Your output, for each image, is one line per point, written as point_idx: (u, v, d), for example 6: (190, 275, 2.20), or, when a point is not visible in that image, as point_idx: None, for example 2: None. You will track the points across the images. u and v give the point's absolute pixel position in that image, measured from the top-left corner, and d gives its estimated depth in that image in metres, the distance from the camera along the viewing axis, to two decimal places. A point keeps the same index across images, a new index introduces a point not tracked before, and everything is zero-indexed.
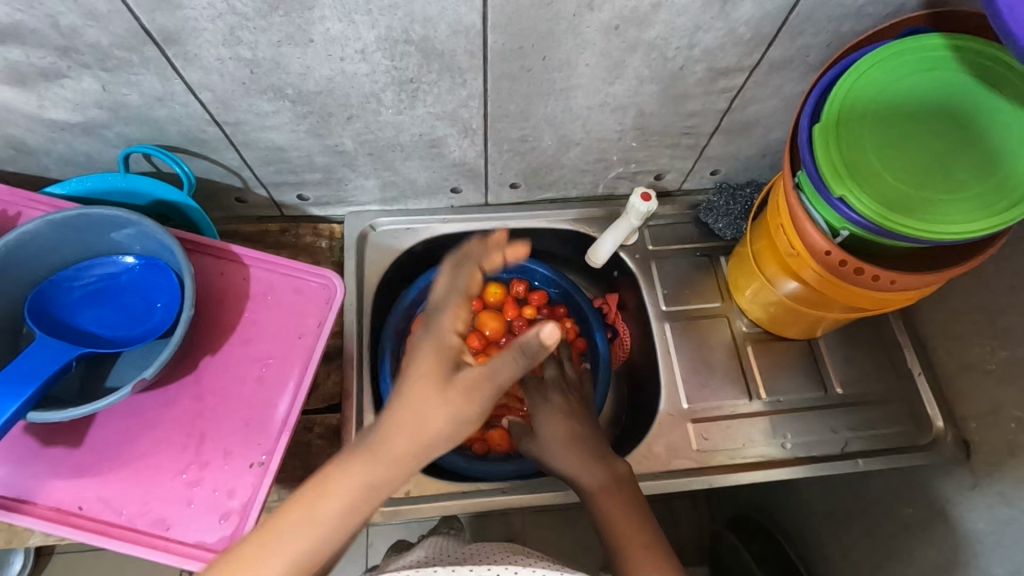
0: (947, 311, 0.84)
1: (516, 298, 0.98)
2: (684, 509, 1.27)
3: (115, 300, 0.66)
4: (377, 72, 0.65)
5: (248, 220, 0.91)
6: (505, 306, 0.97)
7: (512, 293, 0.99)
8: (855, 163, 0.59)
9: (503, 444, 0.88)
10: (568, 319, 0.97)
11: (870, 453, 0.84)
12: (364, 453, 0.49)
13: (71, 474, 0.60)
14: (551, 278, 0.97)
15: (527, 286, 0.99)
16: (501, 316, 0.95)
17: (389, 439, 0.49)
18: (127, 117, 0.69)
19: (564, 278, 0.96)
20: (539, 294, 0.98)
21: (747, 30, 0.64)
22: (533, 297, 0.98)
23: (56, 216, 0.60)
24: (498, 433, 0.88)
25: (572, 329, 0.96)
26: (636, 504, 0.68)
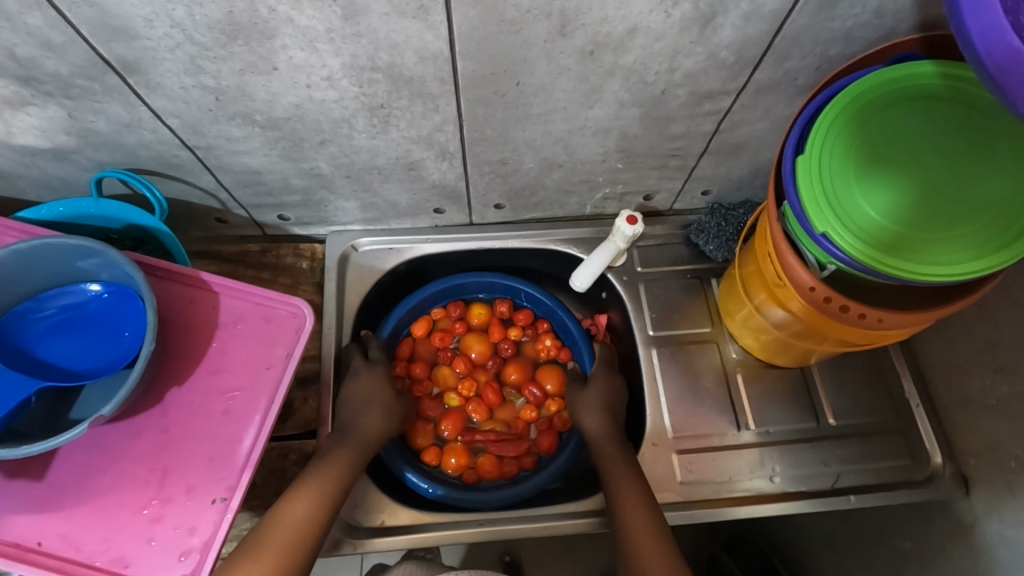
0: (946, 341, 0.80)
1: (500, 318, 0.96)
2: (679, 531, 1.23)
3: (80, 330, 0.65)
4: (346, 98, 0.63)
5: (230, 239, 0.90)
6: (490, 329, 0.95)
7: (497, 314, 0.96)
8: (847, 205, 0.56)
9: (492, 471, 0.87)
10: (550, 336, 0.95)
11: (863, 489, 0.81)
12: (345, 445, 0.72)
13: (33, 508, 0.60)
14: (537, 298, 0.94)
15: (510, 306, 0.95)
16: (487, 340, 0.95)
17: (359, 437, 0.74)
18: (96, 143, 0.68)
19: (549, 298, 0.93)
20: (523, 314, 0.95)
21: (729, 54, 0.62)
22: (518, 317, 0.95)
23: (21, 247, 0.59)
24: (487, 459, 0.87)
25: (553, 346, 0.94)
26: (648, 495, 0.72)
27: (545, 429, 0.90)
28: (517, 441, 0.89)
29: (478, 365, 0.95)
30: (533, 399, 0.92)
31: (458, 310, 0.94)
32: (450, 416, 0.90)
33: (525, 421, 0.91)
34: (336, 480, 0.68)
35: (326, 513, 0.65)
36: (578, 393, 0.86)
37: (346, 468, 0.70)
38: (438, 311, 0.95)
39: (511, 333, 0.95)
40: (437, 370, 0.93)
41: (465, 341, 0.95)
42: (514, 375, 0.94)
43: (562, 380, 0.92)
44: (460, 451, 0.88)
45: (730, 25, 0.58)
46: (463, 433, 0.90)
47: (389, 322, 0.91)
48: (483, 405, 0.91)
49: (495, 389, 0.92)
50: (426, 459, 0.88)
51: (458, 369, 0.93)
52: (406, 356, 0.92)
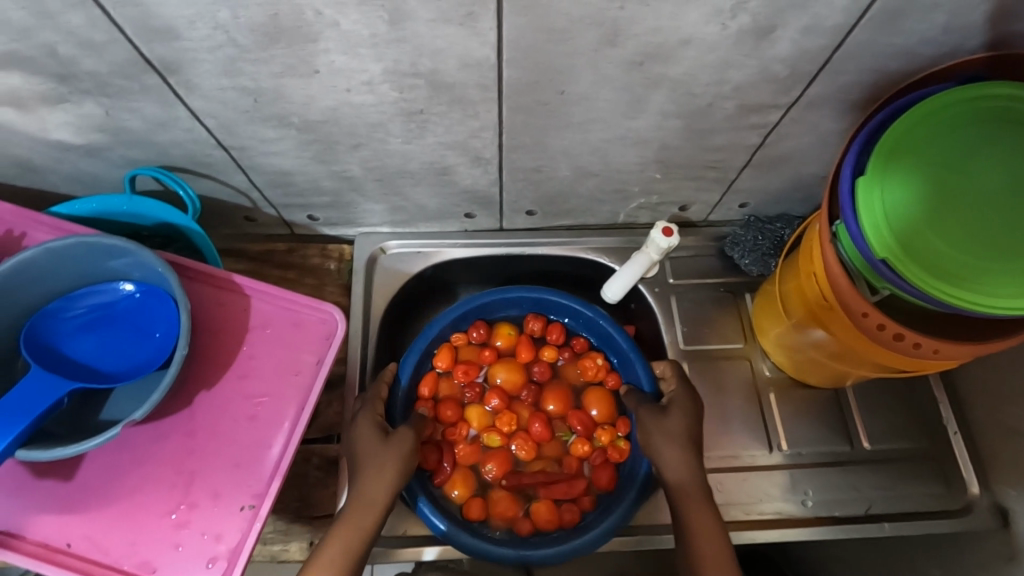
0: (989, 368, 0.77)
1: (530, 337, 0.89)
2: None
3: (111, 331, 0.64)
4: (384, 103, 0.62)
5: (257, 238, 0.89)
6: (520, 350, 0.87)
7: (527, 332, 0.89)
8: (894, 202, 0.53)
9: (551, 518, 0.78)
10: (596, 354, 0.87)
11: (897, 516, 0.78)
12: (352, 508, 0.66)
13: (60, 510, 0.59)
14: (579, 314, 0.86)
15: (543, 322, 0.89)
16: (518, 366, 0.87)
17: (363, 496, 0.67)
18: (130, 140, 0.67)
19: (588, 307, 0.85)
20: (556, 329, 0.88)
21: (783, 68, 0.59)
22: (551, 334, 0.88)
23: (55, 244, 0.60)
24: (543, 505, 0.79)
25: (601, 364, 0.86)
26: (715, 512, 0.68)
27: (601, 463, 0.82)
28: (571, 480, 0.81)
29: (511, 397, 0.87)
30: (584, 429, 0.83)
31: (480, 332, 0.86)
32: (495, 456, 0.81)
33: (577, 457, 0.83)
34: (343, 549, 0.64)
35: None
36: (655, 420, 0.74)
37: (351, 537, 0.64)
38: (458, 337, 0.87)
39: (545, 353, 0.88)
40: (467, 409, 0.84)
41: (493, 369, 0.87)
42: (554, 405, 0.85)
43: (610, 405, 0.84)
44: (509, 498, 0.80)
45: (787, 38, 0.55)
46: (508, 477, 0.81)
47: (406, 367, 0.81)
48: (529, 440, 0.83)
49: (542, 422, 0.83)
50: (471, 515, 0.78)
51: (491, 403, 0.84)
52: (430, 396, 0.83)
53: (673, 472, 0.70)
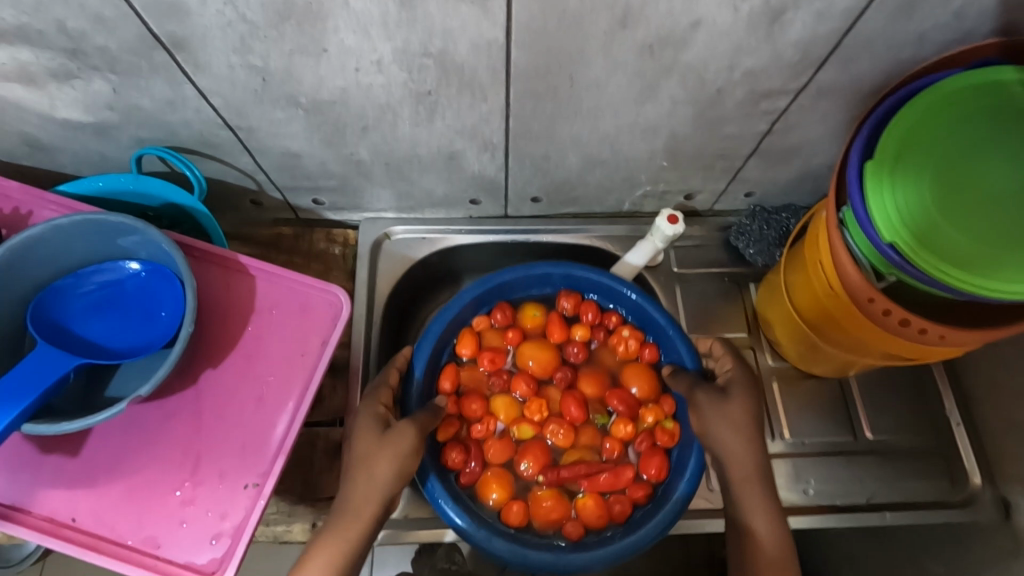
0: (996, 361, 0.77)
1: (560, 317, 0.83)
2: None
3: (117, 309, 0.64)
4: (393, 85, 0.62)
5: (263, 222, 0.90)
6: (550, 331, 0.81)
7: (557, 312, 0.83)
8: (906, 203, 0.53)
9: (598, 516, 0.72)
10: (626, 328, 0.81)
11: (899, 507, 0.79)
12: (342, 513, 0.61)
13: (65, 485, 0.60)
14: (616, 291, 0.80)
15: (576, 300, 0.82)
16: (548, 348, 0.81)
17: (353, 501, 0.61)
18: (138, 120, 0.67)
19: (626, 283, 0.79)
20: (590, 306, 0.82)
21: (794, 53, 0.59)
22: (585, 312, 0.82)
23: (62, 221, 0.60)
24: (587, 501, 0.72)
25: (636, 338, 0.80)
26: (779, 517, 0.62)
27: (648, 449, 0.75)
28: (616, 470, 0.73)
29: (542, 381, 0.80)
30: (626, 409, 0.77)
31: (502, 315, 0.81)
32: (529, 450, 0.75)
33: (620, 440, 0.76)
34: (329, 558, 0.58)
35: None
36: (713, 401, 0.67)
37: (339, 546, 0.59)
38: (479, 321, 0.81)
39: (578, 333, 0.81)
40: (494, 399, 0.78)
41: (521, 352, 0.80)
42: (589, 389, 0.79)
43: (651, 382, 0.78)
44: (552, 496, 0.73)
45: (799, 22, 0.55)
46: (546, 471, 0.74)
47: (417, 366, 0.75)
48: (566, 426, 0.76)
49: (577, 404, 0.76)
50: (511, 519, 0.72)
51: (519, 390, 0.78)
52: (451, 390, 0.77)
53: (739, 470, 0.64)
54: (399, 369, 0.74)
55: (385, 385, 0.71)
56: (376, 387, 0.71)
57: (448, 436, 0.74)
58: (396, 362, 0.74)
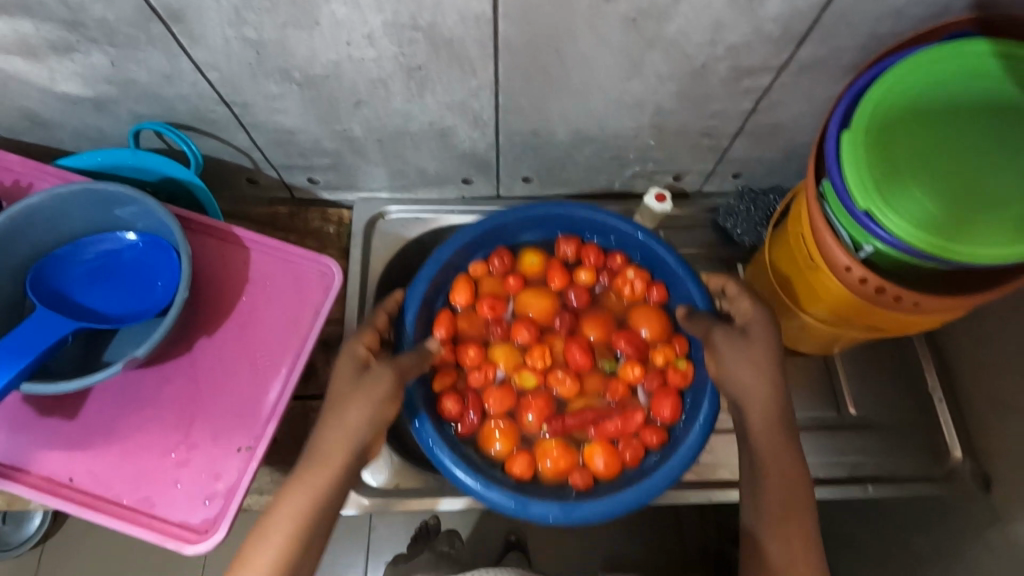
0: (975, 337, 0.78)
1: (562, 262, 0.79)
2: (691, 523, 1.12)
3: (114, 277, 0.66)
4: (384, 58, 0.63)
5: (260, 201, 0.91)
6: (550, 276, 0.78)
7: (559, 257, 0.79)
8: (888, 185, 0.54)
9: (609, 465, 0.68)
10: (630, 268, 0.77)
11: (882, 479, 0.80)
12: (315, 457, 0.57)
13: (63, 446, 0.61)
14: (617, 230, 0.77)
15: (576, 244, 0.79)
16: (549, 293, 0.77)
17: (326, 446, 0.57)
18: (136, 94, 0.68)
19: (628, 221, 0.76)
20: (591, 248, 0.78)
21: (775, 28, 0.60)
22: (587, 255, 0.78)
23: (61, 190, 0.61)
24: (596, 449, 0.69)
25: (641, 279, 0.76)
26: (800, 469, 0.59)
27: (660, 389, 0.71)
28: (626, 416, 0.70)
29: (545, 328, 0.77)
30: (633, 351, 0.73)
31: (501, 261, 0.77)
32: (533, 401, 0.71)
33: (627, 385, 0.72)
34: (304, 505, 0.55)
35: (300, 549, 0.53)
36: (728, 342, 0.62)
37: (314, 490, 0.55)
38: (476, 268, 0.78)
39: (581, 276, 0.77)
40: (493, 348, 0.74)
41: (521, 299, 0.77)
42: (593, 334, 0.75)
43: (660, 321, 0.74)
44: (558, 445, 0.69)
45: None
46: (552, 420, 0.71)
47: (406, 315, 0.72)
48: (571, 374, 0.73)
49: (582, 351, 0.73)
50: (516, 471, 0.69)
51: (519, 337, 0.75)
52: (449, 338, 0.74)
53: (758, 416, 0.60)
54: (388, 313, 0.71)
55: (371, 325, 0.68)
56: (362, 329, 0.67)
57: (444, 387, 0.72)
58: (385, 305, 0.71)
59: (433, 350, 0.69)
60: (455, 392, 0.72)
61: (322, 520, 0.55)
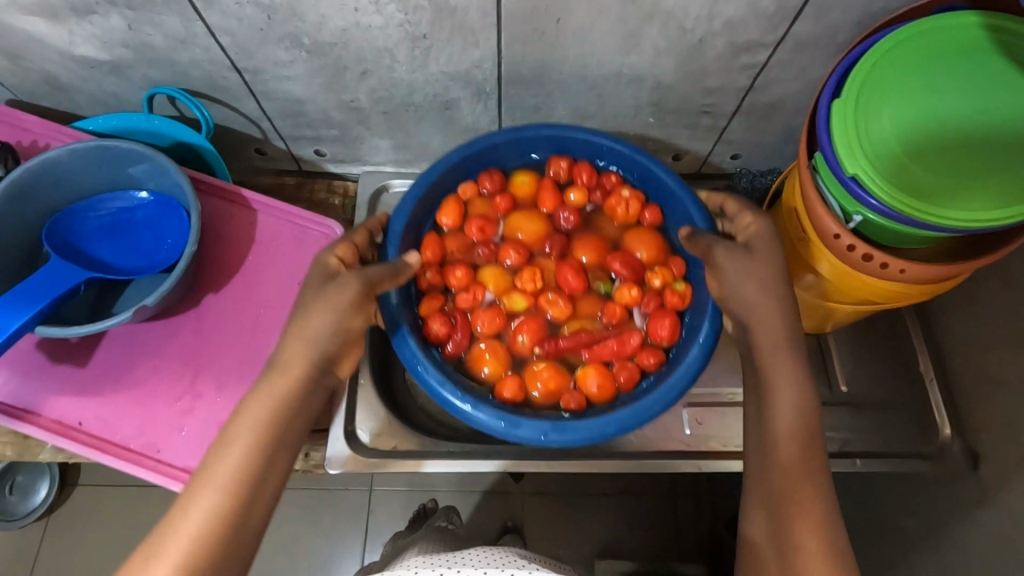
0: (966, 317, 0.78)
1: (553, 181, 0.77)
2: (686, 510, 1.12)
3: (126, 233, 0.68)
4: (390, 26, 0.65)
5: (268, 173, 0.93)
6: (542, 197, 0.76)
7: (550, 177, 0.77)
8: (876, 152, 0.56)
9: (604, 385, 0.67)
10: (626, 189, 0.75)
11: (870, 455, 0.80)
12: (276, 366, 0.55)
13: (74, 392, 0.64)
14: (610, 149, 0.74)
15: (569, 163, 0.76)
16: (540, 215, 0.75)
17: (286, 355, 0.55)
18: (151, 59, 0.71)
19: (621, 140, 0.73)
20: (584, 168, 0.76)
21: (770, 2, 0.62)
22: (579, 174, 0.75)
23: (78, 146, 0.64)
24: (589, 371, 0.68)
25: (637, 201, 0.74)
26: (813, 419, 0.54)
27: (657, 311, 0.70)
28: (622, 337, 0.69)
29: (535, 251, 0.75)
30: (630, 272, 0.72)
31: (491, 182, 0.75)
32: (524, 323, 0.70)
33: (623, 307, 0.71)
34: (265, 415, 0.52)
35: (262, 460, 0.50)
36: (733, 255, 0.60)
37: (276, 399, 0.53)
38: (465, 189, 0.76)
39: (572, 196, 0.75)
40: (482, 270, 0.73)
41: (511, 221, 0.75)
42: (586, 256, 0.73)
43: (657, 244, 0.73)
44: (549, 367, 0.68)
45: None
46: (543, 343, 0.70)
47: (391, 240, 0.70)
48: (563, 297, 0.71)
49: (575, 272, 0.71)
50: (505, 393, 0.68)
51: (509, 260, 0.73)
52: (435, 262, 0.73)
53: (764, 336, 0.57)
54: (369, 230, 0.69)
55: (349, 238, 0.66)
56: (336, 243, 0.64)
57: (432, 310, 0.71)
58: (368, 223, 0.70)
59: (412, 265, 0.66)
60: (442, 315, 0.71)
61: (286, 427, 0.53)
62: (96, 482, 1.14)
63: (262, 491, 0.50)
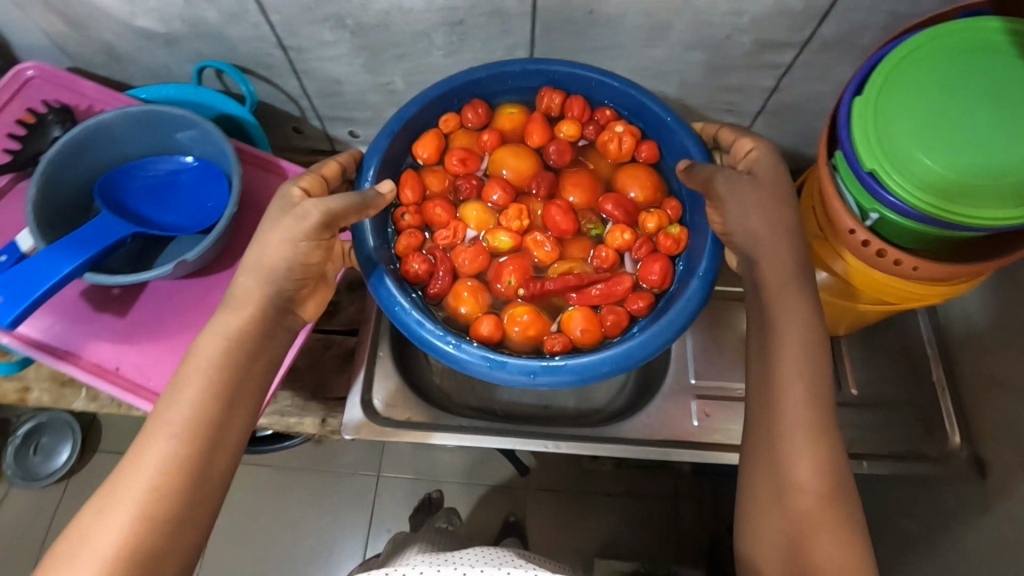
0: (978, 325, 0.79)
1: (544, 115, 0.75)
2: (689, 513, 1.12)
3: (170, 194, 0.72)
4: (430, 10, 0.69)
5: (302, 151, 0.98)
6: (529, 133, 0.75)
7: (542, 111, 0.75)
8: (895, 150, 0.57)
9: (589, 327, 0.68)
10: (620, 124, 0.74)
11: (877, 457, 0.80)
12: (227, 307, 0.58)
13: (113, 339, 0.67)
14: (604, 84, 0.72)
15: (562, 97, 0.74)
16: (527, 153, 0.75)
17: (235, 295, 0.58)
18: (203, 33, 0.75)
19: (612, 74, 0.71)
20: (577, 101, 0.74)
21: (797, 2, 0.64)
22: (571, 108, 0.74)
23: (132, 109, 0.68)
24: (576, 314, 0.68)
25: (631, 137, 0.73)
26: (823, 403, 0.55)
27: (649, 254, 0.70)
28: (612, 279, 0.70)
29: (523, 189, 0.75)
30: (623, 215, 0.72)
31: (474, 113, 0.74)
32: (509, 264, 0.71)
33: (614, 252, 0.72)
34: (224, 351, 0.55)
35: (221, 391, 0.53)
36: (733, 188, 0.61)
37: (233, 336, 0.56)
38: (450, 119, 0.75)
39: (563, 131, 0.74)
40: (465, 207, 0.73)
41: (497, 157, 0.75)
42: (576, 197, 0.73)
43: (650, 183, 0.73)
44: (531, 310, 0.69)
45: None
46: (527, 284, 0.70)
47: (367, 166, 0.69)
48: (548, 240, 0.71)
49: (563, 213, 0.71)
50: (483, 332, 0.68)
51: (493, 197, 0.73)
52: (416, 201, 0.73)
53: (773, 271, 0.59)
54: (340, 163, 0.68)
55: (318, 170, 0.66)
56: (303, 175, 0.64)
57: (409, 248, 0.71)
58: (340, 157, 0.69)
59: (382, 195, 0.64)
60: (420, 253, 0.71)
61: (242, 370, 0.55)
62: (115, 447, 1.18)
63: (225, 422, 0.53)
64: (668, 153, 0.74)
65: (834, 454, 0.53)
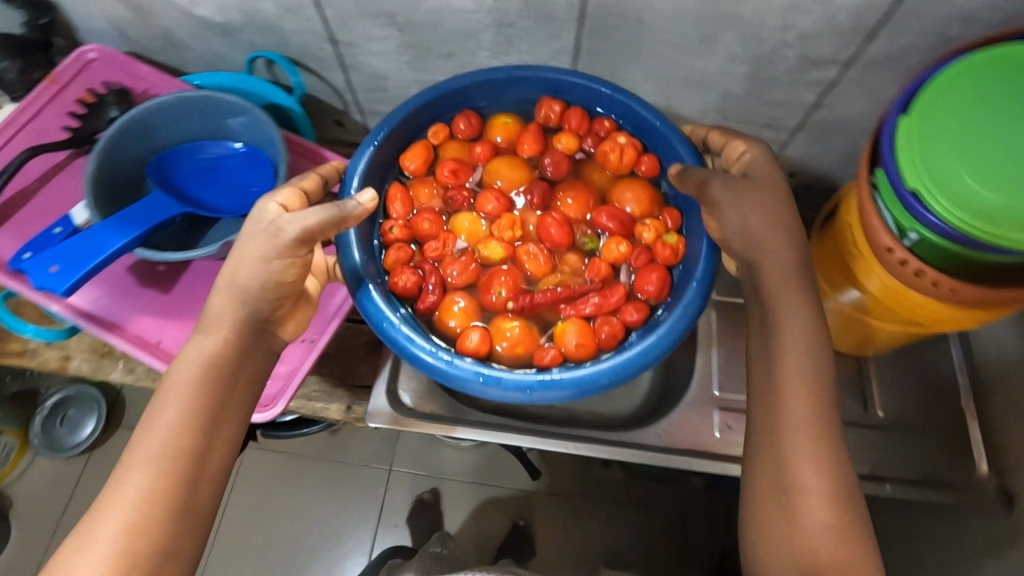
0: (1013, 354, 0.78)
1: (540, 126, 0.77)
2: (698, 529, 1.11)
3: (218, 178, 0.75)
4: (480, 11, 0.70)
5: (341, 144, 1.00)
6: (522, 143, 0.76)
7: (540, 121, 0.77)
8: (938, 169, 0.57)
9: (583, 340, 0.67)
10: (620, 134, 0.75)
11: (903, 481, 0.79)
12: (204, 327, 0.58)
13: (156, 314, 0.70)
14: (599, 92, 0.74)
15: (559, 107, 0.76)
16: (521, 164, 0.76)
17: (211, 317, 0.58)
18: (259, 24, 0.77)
19: (606, 83, 0.72)
20: (575, 112, 0.75)
21: (848, 19, 0.64)
22: (569, 119, 0.75)
23: (188, 94, 0.70)
24: (570, 325, 0.68)
25: (628, 146, 0.74)
26: (826, 407, 0.55)
27: (646, 265, 0.71)
28: (604, 291, 0.70)
29: (517, 200, 0.76)
30: (618, 225, 0.72)
31: (466, 124, 0.76)
32: (500, 276, 0.71)
33: (609, 265, 0.71)
34: (204, 371, 0.55)
35: (203, 410, 0.54)
36: (735, 194, 0.61)
37: (214, 357, 0.56)
38: (441, 130, 0.76)
39: (559, 141, 0.76)
40: (454, 218, 0.73)
41: (490, 169, 0.76)
42: (572, 207, 0.74)
43: (646, 194, 0.73)
44: (520, 325, 0.69)
45: None
46: (518, 296, 0.70)
47: (350, 177, 0.69)
48: (541, 253, 0.72)
49: (557, 224, 0.72)
50: (470, 344, 0.67)
51: (486, 208, 0.74)
52: (404, 215, 0.73)
53: (774, 273, 0.59)
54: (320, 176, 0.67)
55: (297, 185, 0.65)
56: (283, 188, 0.63)
57: (397, 262, 0.71)
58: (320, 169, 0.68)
59: (362, 206, 0.60)
60: (409, 267, 0.71)
61: (223, 388, 0.56)
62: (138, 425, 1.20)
63: (212, 436, 0.54)
64: (665, 162, 0.74)
65: (839, 456, 0.53)
